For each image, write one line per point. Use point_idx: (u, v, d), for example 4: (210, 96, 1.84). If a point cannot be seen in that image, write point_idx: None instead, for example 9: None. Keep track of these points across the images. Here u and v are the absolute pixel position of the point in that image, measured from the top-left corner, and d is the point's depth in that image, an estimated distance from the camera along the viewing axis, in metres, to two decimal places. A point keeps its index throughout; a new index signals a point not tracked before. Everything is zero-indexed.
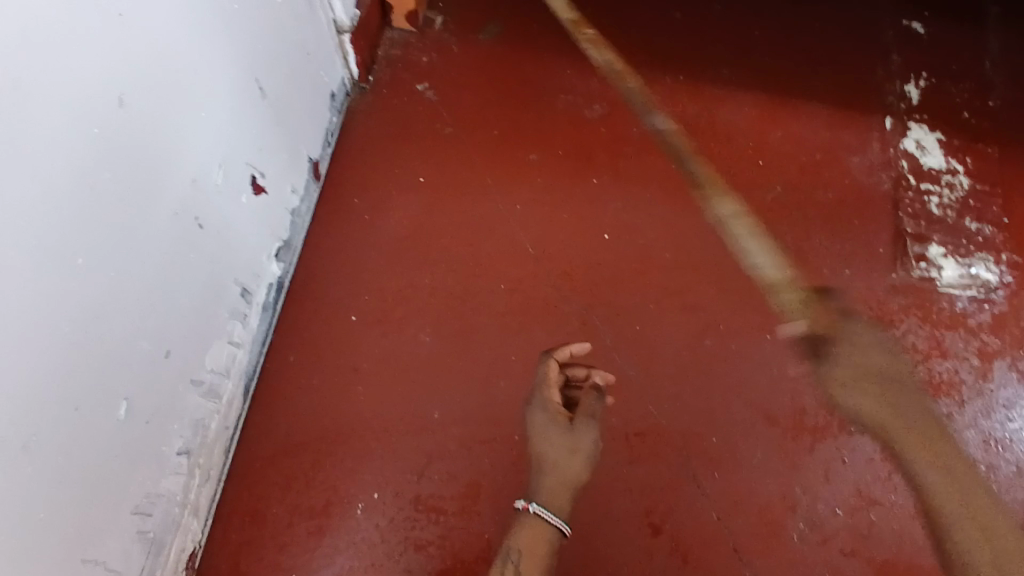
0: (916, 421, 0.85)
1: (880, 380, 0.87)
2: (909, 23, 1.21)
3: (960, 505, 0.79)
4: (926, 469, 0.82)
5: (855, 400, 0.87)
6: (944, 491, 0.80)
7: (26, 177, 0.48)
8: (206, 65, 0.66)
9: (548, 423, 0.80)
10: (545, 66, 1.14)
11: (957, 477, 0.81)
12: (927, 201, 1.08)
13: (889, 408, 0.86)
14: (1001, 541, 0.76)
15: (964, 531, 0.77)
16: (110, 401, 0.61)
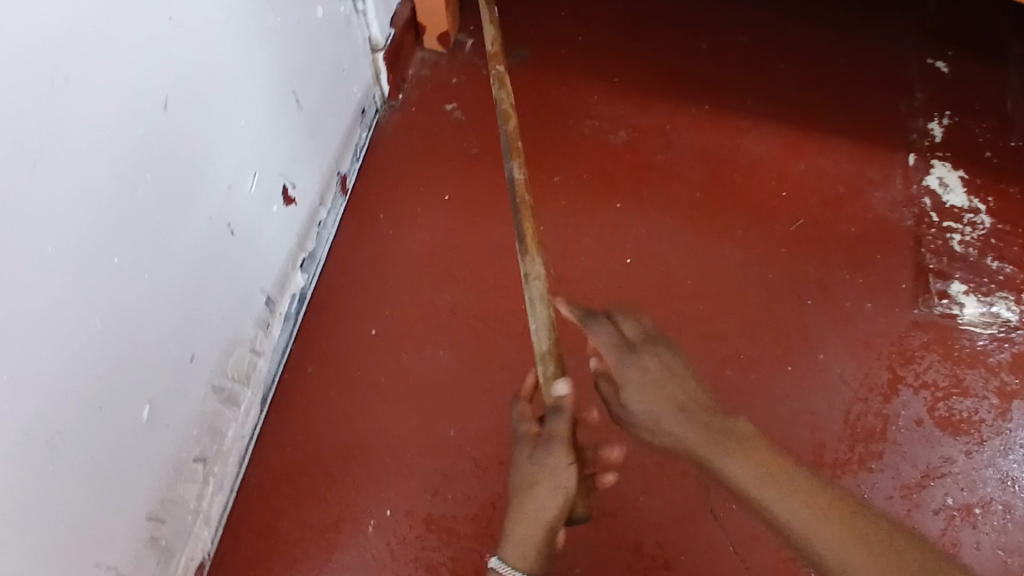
0: (652, 409, 0.80)
1: (643, 376, 0.82)
2: (932, 61, 1.22)
3: (770, 488, 0.71)
4: (725, 454, 0.74)
5: (632, 389, 0.82)
6: (749, 473, 0.73)
7: (68, 168, 0.49)
8: (244, 73, 0.67)
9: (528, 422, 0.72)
10: (571, 93, 1.16)
11: (767, 458, 0.73)
12: (949, 238, 1.07)
13: (653, 398, 0.81)
14: (842, 510, 0.68)
15: (791, 515, 0.69)
16: (133, 402, 0.61)
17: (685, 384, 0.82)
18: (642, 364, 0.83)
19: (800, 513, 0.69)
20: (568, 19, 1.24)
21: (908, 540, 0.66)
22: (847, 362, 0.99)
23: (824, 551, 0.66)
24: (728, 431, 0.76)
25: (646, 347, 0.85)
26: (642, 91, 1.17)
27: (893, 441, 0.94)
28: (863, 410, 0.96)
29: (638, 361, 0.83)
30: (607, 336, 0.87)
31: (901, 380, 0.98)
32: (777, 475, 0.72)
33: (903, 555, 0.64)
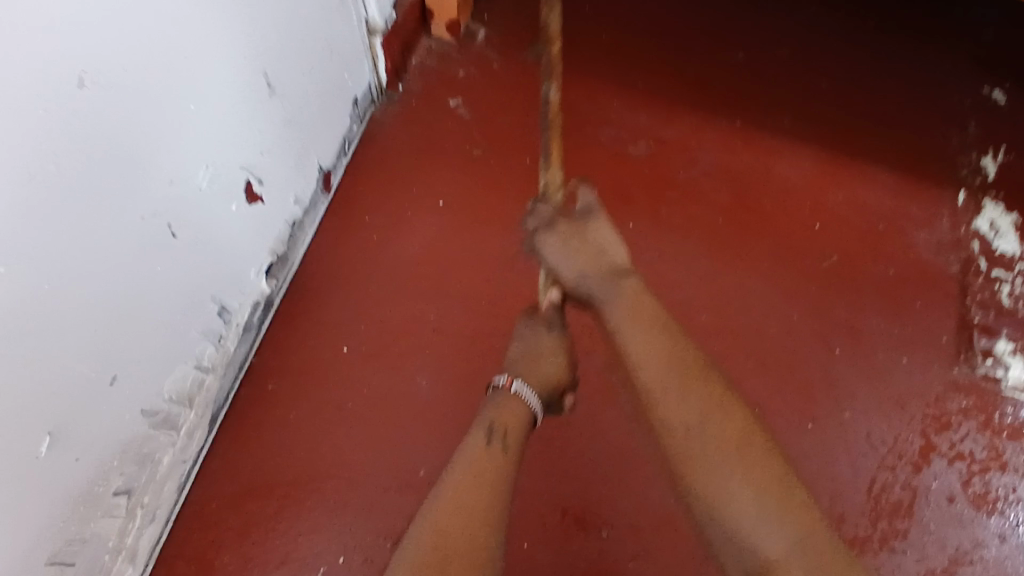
0: (571, 267, 0.73)
1: (565, 232, 0.75)
2: (989, 91, 1.10)
3: (653, 362, 0.62)
4: (613, 307, 0.68)
5: (549, 251, 0.75)
6: (646, 354, 0.62)
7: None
8: (201, 49, 0.56)
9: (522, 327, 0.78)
10: (589, 96, 1.05)
11: (663, 336, 0.63)
12: (997, 289, 0.96)
13: (570, 257, 0.73)
14: (733, 430, 0.57)
15: (670, 400, 0.59)
16: (28, 435, 0.50)
17: (612, 247, 0.74)
18: (564, 228, 0.75)
19: (689, 414, 0.58)
20: (592, 14, 1.13)
21: (773, 454, 0.56)
22: (875, 423, 0.88)
23: (684, 436, 0.57)
24: (621, 292, 0.69)
25: (578, 220, 0.75)
26: (667, 100, 1.06)
27: (920, 518, 0.83)
28: (889, 480, 0.85)
29: (568, 229, 0.75)
30: (544, 213, 0.78)
31: (934, 449, 0.86)
32: (676, 360, 0.61)
33: (776, 472, 0.55)
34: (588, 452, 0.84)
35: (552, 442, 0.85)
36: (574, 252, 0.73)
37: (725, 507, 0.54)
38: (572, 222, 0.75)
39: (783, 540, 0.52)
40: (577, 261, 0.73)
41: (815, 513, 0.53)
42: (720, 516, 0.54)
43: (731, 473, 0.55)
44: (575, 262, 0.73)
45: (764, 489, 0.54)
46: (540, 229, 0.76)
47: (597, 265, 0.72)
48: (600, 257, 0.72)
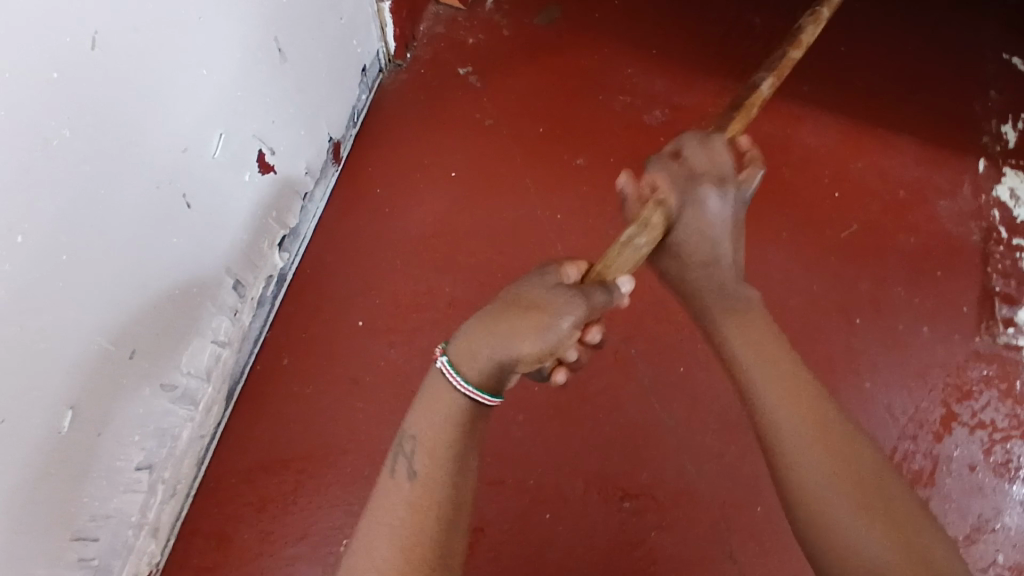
0: (700, 239, 0.63)
1: (724, 208, 0.63)
2: (1009, 57, 1.07)
3: (762, 369, 0.58)
4: (718, 311, 0.64)
5: (687, 211, 0.63)
6: (756, 361, 0.59)
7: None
8: (212, 11, 0.54)
9: (529, 279, 0.56)
10: (604, 60, 1.02)
11: (770, 346, 0.60)
12: (1019, 258, 0.94)
13: (704, 239, 0.63)
14: (846, 444, 0.52)
15: (775, 407, 0.55)
16: (50, 412, 0.49)
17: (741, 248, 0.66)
18: (724, 199, 0.63)
19: (799, 424, 0.54)
20: None
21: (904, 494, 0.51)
22: (896, 392, 0.87)
23: (793, 461, 0.52)
24: (741, 309, 0.63)
25: (737, 208, 0.64)
26: (683, 66, 1.02)
27: (942, 487, 0.83)
28: (910, 450, 0.84)
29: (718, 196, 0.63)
30: (716, 168, 0.63)
31: (956, 418, 0.86)
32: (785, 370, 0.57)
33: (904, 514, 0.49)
34: (607, 425, 0.83)
35: (569, 415, 0.84)
36: (715, 232, 0.63)
37: (834, 525, 0.49)
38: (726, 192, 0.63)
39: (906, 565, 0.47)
40: (711, 240, 0.63)
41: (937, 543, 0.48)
42: (827, 533, 0.49)
43: (841, 490, 0.50)
44: (708, 243, 0.63)
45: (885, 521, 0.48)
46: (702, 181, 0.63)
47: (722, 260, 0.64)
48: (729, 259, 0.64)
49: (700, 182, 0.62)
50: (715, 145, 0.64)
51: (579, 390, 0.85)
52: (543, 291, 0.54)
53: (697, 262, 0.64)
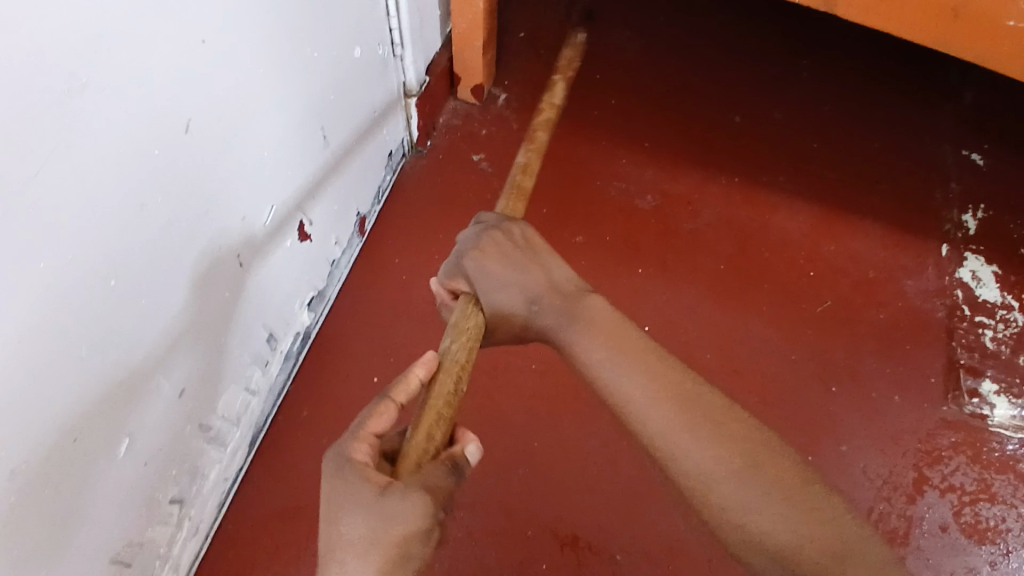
0: (507, 292, 0.68)
1: (505, 257, 0.70)
2: (968, 153, 1.19)
3: (657, 414, 0.58)
4: (580, 335, 0.64)
5: (484, 278, 0.69)
6: (642, 381, 0.60)
7: (75, 177, 0.45)
8: (274, 105, 0.65)
9: (359, 517, 0.50)
10: (601, 152, 1.15)
11: (654, 376, 0.60)
12: (981, 333, 1.03)
13: (514, 284, 0.68)
14: (740, 438, 0.56)
15: (676, 447, 0.57)
16: (111, 437, 0.56)
17: (548, 272, 0.69)
18: (488, 253, 0.70)
19: (702, 457, 0.56)
20: (604, 80, 1.22)
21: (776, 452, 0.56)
22: (871, 456, 0.93)
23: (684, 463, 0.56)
24: (582, 314, 0.65)
25: (525, 253, 0.70)
26: (671, 159, 1.15)
27: (915, 545, 0.88)
28: (885, 511, 0.90)
29: (498, 244, 0.71)
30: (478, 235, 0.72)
31: (927, 481, 0.92)
32: (670, 399, 0.58)
33: (784, 473, 0.55)
34: (602, 482, 0.88)
35: (566, 472, 0.88)
36: (508, 281, 0.68)
37: (750, 526, 0.53)
38: (495, 243, 0.71)
39: (804, 538, 0.52)
40: (518, 289, 0.68)
41: (834, 504, 0.54)
42: (744, 535, 0.54)
43: (726, 473, 0.55)
44: (518, 294, 0.68)
45: (767, 489, 0.54)
46: (469, 262, 0.70)
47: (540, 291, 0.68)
48: (547, 284, 0.68)
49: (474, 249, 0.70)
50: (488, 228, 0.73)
51: (575, 449, 0.90)
52: (379, 518, 0.49)
53: (524, 310, 0.68)
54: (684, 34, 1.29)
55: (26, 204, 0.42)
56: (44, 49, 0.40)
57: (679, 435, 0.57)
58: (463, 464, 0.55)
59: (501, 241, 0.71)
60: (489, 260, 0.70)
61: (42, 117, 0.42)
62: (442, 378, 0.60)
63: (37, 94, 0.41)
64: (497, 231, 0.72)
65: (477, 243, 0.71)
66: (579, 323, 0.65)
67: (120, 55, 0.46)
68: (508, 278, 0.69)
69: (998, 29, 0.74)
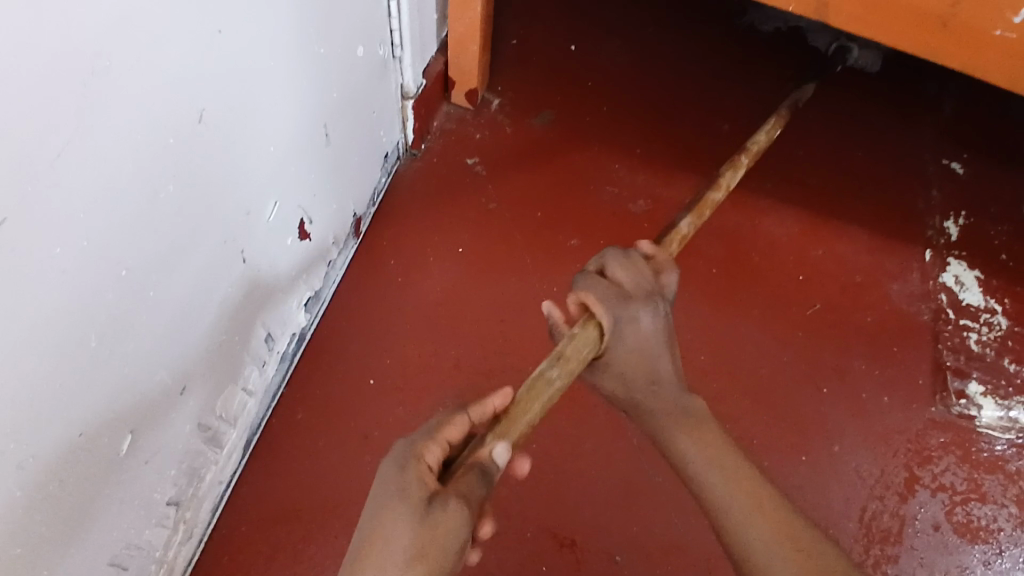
0: (630, 354, 0.66)
1: (654, 316, 0.66)
2: (949, 162, 1.22)
3: (735, 502, 0.60)
4: (667, 425, 0.65)
5: (628, 322, 0.65)
6: (707, 453, 0.62)
7: (94, 163, 0.44)
8: (280, 101, 0.65)
9: (400, 519, 0.49)
10: (594, 157, 1.16)
11: (733, 463, 0.62)
12: (966, 336, 1.05)
13: (643, 343, 0.66)
14: (808, 536, 0.58)
15: (748, 537, 0.58)
16: (116, 433, 0.55)
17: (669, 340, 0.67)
18: (640, 303, 0.66)
19: (773, 550, 0.57)
20: (594, 87, 1.23)
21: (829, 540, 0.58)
22: (863, 457, 0.94)
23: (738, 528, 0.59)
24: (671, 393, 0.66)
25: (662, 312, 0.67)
26: (664, 164, 1.16)
27: (909, 544, 0.90)
28: (878, 510, 0.91)
29: (649, 302, 0.67)
30: (638, 282, 0.68)
31: (918, 480, 0.94)
32: (741, 488, 0.60)
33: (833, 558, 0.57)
34: (600, 484, 0.88)
35: (564, 474, 0.88)
36: (643, 341, 0.65)
37: None
38: (647, 298, 0.67)
39: None
40: (644, 350, 0.66)
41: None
42: None
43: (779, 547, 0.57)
44: (639, 352, 0.65)
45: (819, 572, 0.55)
46: (626, 305, 0.65)
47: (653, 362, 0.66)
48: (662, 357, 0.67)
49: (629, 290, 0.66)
50: (636, 264, 0.69)
51: (573, 450, 0.90)
52: (415, 528, 0.49)
53: (630, 366, 0.66)
54: (673, 43, 1.31)
55: (49, 188, 0.42)
56: (70, 31, 0.40)
57: (742, 504, 0.59)
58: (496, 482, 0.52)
59: (651, 297, 0.67)
60: (640, 312, 0.65)
61: (66, 99, 0.41)
62: (524, 404, 0.56)
63: (62, 76, 0.40)
64: (654, 290, 0.68)
65: (638, 290, 0.67)
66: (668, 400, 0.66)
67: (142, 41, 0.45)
68: (642, 336, 0.66)
69: (985, 38, 0.77)
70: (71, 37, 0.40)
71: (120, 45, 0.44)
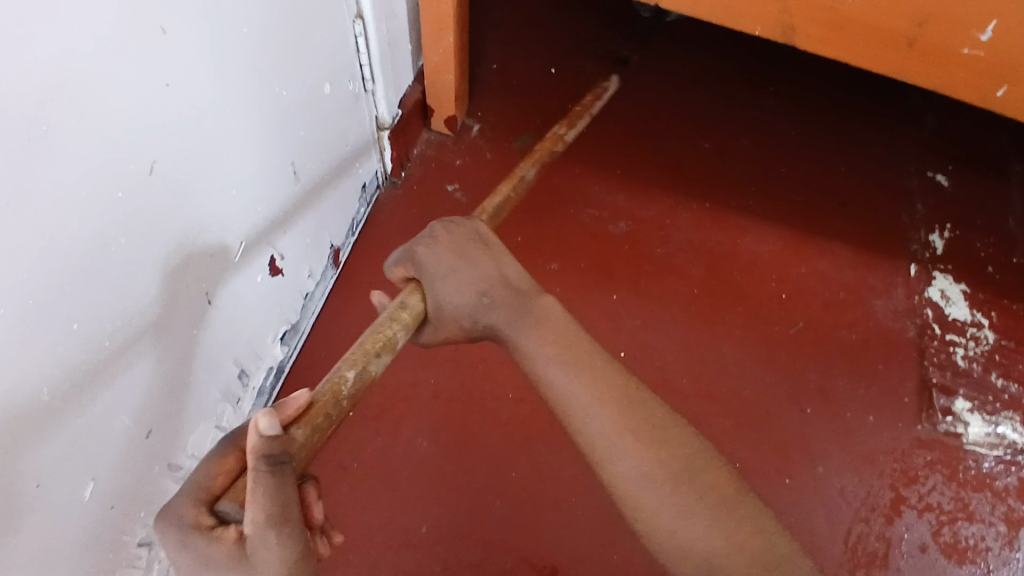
0: (457, 303, 0.65)
1: (463, 254, 0.66)
2: (933, 174, 1.22)
3: (632, 469, 0.55)
4: (552, 370, 0.60)
5: (439, 266, 0.65)
6: (617, 436, 0.56)
7: (34, 222, 0.45)
8: (241, 143, 0.66)
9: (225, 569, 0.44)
10: (574, 179, 1.16)
11: (627, 414, 0.57)
12: (952, 351, 1.04)
13: (469, 273, 0.65)
14: (704, 486, 0.54)
15: (647, 499, 0.54)
16: (76, 480, 0.55)
17: (502, 268, 0.67)
18: (440, 244, 0.67)
19: (666, 505, 0.53)
20: (575, 109, 1.24)
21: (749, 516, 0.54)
22: (847, 478, 0.94)
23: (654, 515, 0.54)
24: (566, 358, 0.60)
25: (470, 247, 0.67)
26: (643, 185, 1.17)
27: (895, 567, 0.88)
28: (864, 532, 0.90)
29: (448, 238, 0.67)
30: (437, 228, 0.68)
31: (904, 500, 0.93)
32: (636, 445, 0.56)
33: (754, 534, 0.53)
34: (579, 511, 0.87)
35: (543, 501, 0.88)
36: (463, 271, 0.65)
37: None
38: (447, 235, 0.68)
39: None
40: (472, 281, 0.65)
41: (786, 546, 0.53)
42: None
43: (696, 527, 0.53)
44: (472, 286, 0.65)
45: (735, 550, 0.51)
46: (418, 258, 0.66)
47: (490, 291, 0.65)
48: (505, 279, 0.66)
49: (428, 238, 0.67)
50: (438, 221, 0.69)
51: (551, 477, 0.89)
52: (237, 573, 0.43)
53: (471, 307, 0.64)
54: (652, 63, 1.32)
55: None
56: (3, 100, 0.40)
57: (649, 485, 0.54)
58: (273, 445, 0.45)
59: (448, 234, 0.68)
60: (444, 247, 0.66)
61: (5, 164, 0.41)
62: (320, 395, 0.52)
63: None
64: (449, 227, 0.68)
65: (442, 229, 0.68)
66: (569, 369, 0.60)
67: (81, 100, 0.46)
68: (459, 269, 0.65)
69: (954, 56, 0.75)
70: (6, 107, 0.40)
71: (57, 109, 0.44)
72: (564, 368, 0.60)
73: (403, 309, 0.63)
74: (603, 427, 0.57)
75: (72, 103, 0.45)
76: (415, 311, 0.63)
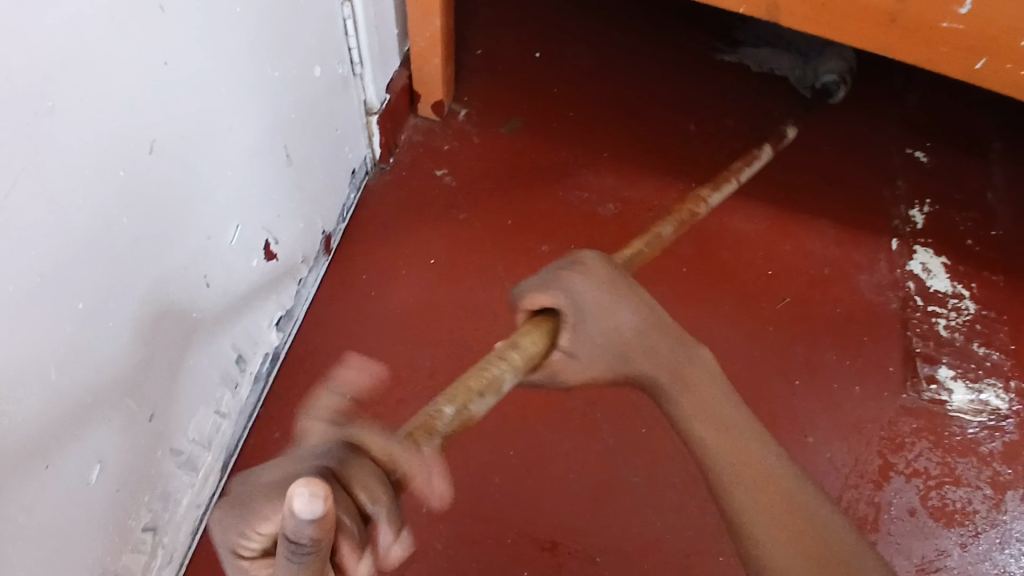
0: (601, 341, 0.65)
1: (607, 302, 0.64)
2: (913, 151, 1.24)
3: (750, 505, 0.56)
4: (682, 403, 0.63)
5: (585, 302, 0.64)
6: (736, 471, 0.58)
7: (40, 199, 0.45)
8: (236, 125, 0.66)
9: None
10: (562, 163, 1.17)
11: (747, 454, 0.59)
12: (935, 322, 1.07)
13: (615, 313, 0.65)
14: (821, 537, 0.54)
15: (762, 536, 0.55)
16: (83, 461, 0.56)
17: (646, 306, 0.66)
18: (585, 278, 0.66)
19: (779, 546, 0.54)
20: (561, 93, 1.25)
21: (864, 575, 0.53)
22: (836, 447, 0.96)
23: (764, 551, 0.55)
24: (693, 398, 0.62)
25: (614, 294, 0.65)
26: (631, 166, 1.18)
27: (886, 531, 0.91)
28: (854, 498, 0.93)
29: (591, 272, 0.66)
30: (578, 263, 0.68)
31: (892, 467, 0.95)
32: (756, 483, 0.57)
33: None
34: (579, 486, 0.89)
35: (543, 477, 0.89)
36: (615, 313, 0.65)
37: None
38: (584, 270, 0.67)
39: None
40: (625, 323, 0.65)
41: None
42: None
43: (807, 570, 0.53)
44: (629, 326, 0.65)
45: None
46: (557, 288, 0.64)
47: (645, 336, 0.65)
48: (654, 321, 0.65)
49: (575, 270, 0.67)
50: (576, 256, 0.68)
51: (551, 453, 0.91)
52: None
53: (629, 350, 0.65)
54: (635, 46, 1.33)
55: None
56: (12, 74, 0.41)
57: (770, 524, 0.55)
58: (305, 537, 0.33)
59: (585, 267, 0.67)
60: (588, 283, 0.65)
61: (12, 139, 0.42)
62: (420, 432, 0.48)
63: (6, 117, 0.41)
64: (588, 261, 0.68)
65: (580, 263, 0.68)
66: (694, 410, 0.62)
67: (83, 77, 0.46)
68: (609, 308, 0.65)
69: (934, 31, 0.77)
70: (14, 81, 0.41)
71: (61, 86, 0.44)
72: (691, 410, 0.62)
73: (515, 350, 0.60)
74: (725, 461, 0.59)
75: (75, 79, 0.45)
76: (529, 352, 0.60)
